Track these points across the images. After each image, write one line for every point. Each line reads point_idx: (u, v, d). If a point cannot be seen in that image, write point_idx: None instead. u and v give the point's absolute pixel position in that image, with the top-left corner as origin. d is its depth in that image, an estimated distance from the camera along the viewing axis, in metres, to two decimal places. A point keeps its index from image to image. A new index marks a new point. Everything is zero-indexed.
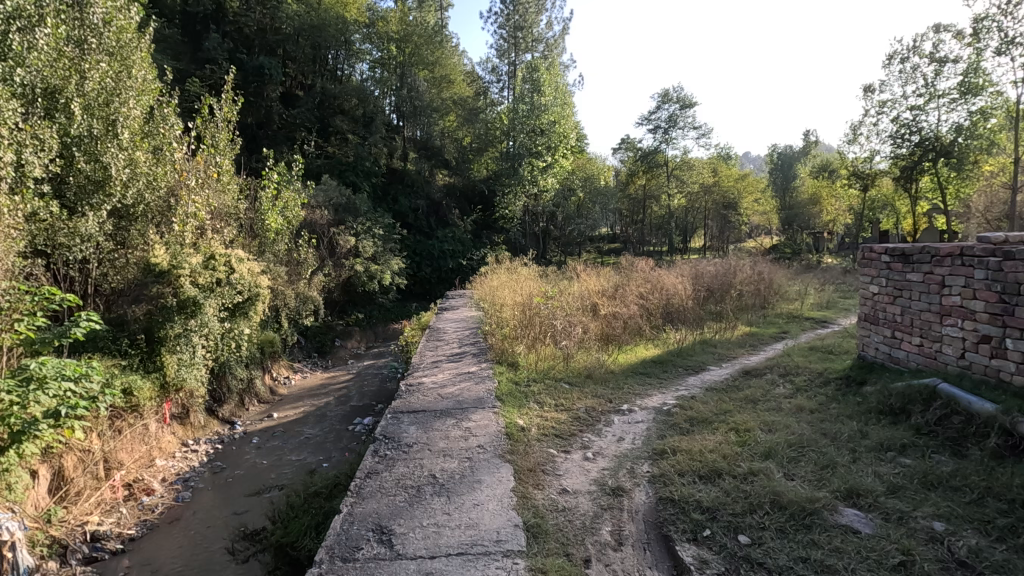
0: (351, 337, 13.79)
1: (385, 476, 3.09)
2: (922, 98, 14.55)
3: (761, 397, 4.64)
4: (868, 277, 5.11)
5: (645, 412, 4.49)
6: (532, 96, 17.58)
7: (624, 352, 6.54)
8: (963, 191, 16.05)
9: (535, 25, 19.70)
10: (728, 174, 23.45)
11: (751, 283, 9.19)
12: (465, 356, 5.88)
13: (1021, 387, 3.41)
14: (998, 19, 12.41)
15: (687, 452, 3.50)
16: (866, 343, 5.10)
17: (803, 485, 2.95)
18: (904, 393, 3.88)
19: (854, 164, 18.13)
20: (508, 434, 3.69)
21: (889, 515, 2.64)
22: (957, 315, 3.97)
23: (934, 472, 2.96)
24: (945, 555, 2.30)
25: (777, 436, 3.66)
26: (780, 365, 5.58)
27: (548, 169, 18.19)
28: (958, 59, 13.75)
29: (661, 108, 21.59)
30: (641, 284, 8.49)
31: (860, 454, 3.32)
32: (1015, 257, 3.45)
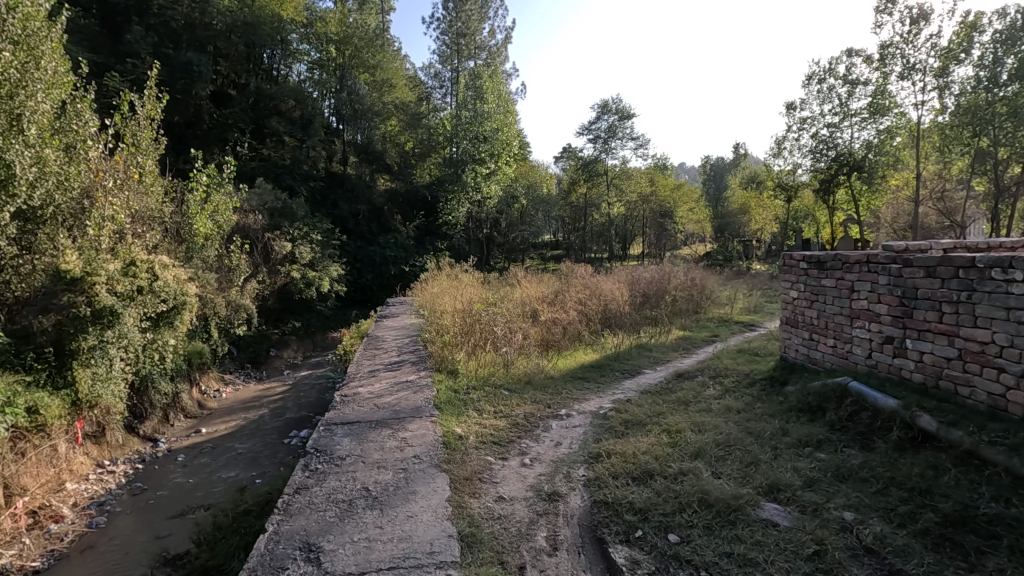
0: (288, 347, 13.27)
1: (315, 491, 2.97)
2: (837, 116, 15.70)
3: (693, 399, 4.82)
4: (788, 283, 5.42)
5: (582, 417, 4.56)
6: (475, 103, 17.64)
7: (563, 358, 6.64)
8: (874, 202, 17.40)
9: (478, 33, 19.81)
10: (664, 184, 24.36)
11: (684, 289, 9.60)
12: (403, 364, 5.78)
13: (919, 383, 3.71)
14: (901, 47, 13.59)
15: (621, 454, 3.58)
16: (787, 345, 5.40)
17: (729, 482, 3.08)
18: (819, 392, 4.14)
19: (779, 176, 19.21)
20: (445, 442, 3.65)
21: (805, 507, 2.79)
22: (865, 318, 4.28)
23: (845, 465, 3.16)
24: (854, 543, 2.46)
25: (707, 436, 3.80)
26: (710, 367, 5.82)
27: (491, 176, 18.29)
28: (868, 82, 14.93)
29: (601, 119, 22.18)
30: (581, 290, 8.65)
31: (781, 450, 3.51)
32: (913, 264, 3.76)
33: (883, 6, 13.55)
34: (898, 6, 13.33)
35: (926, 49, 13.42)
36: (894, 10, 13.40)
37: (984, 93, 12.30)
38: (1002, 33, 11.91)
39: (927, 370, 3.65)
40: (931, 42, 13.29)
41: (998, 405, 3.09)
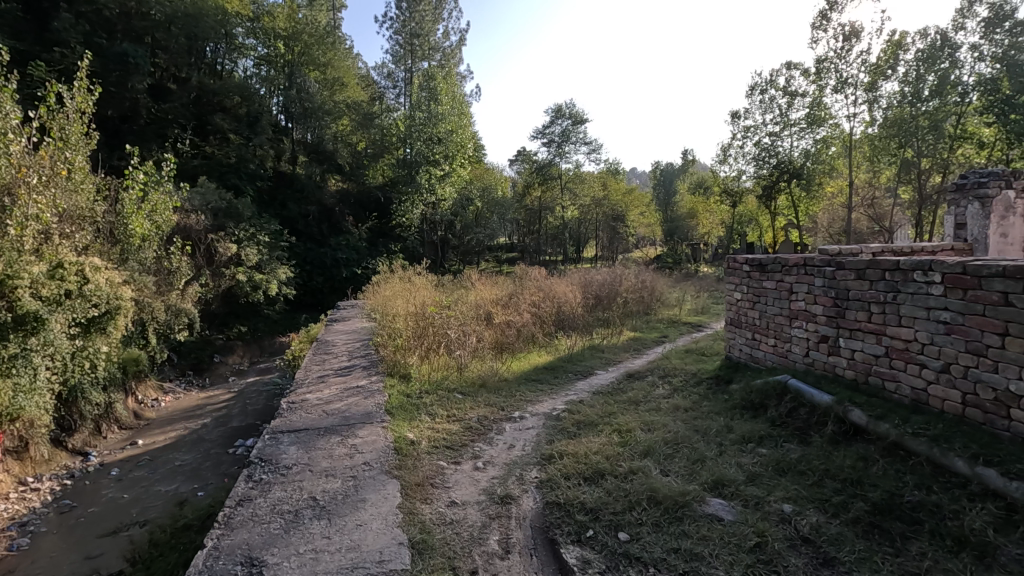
0: (233, 353, 12.75)
1: (259, 503, 2.85)
2: (778, 126, 16.45)
3: (643, 399, 4.92)
4: (732, 285, 5.62)
5: (536, 418, 4.60)
6: (429, 104, 17.48)
7: (517, 360, 6.67)
8: (811, 208, 18.33)
9: (432, 34, 19.66)
10: (617, 188, 24.86)
11: (635, 291, 9.83)
12: (354, 369, 5.65)
13: (851, 380, 3.93)
14: (835, 62, 14.38)
15: (574, 455, 3.62)
16: (732, 344, 5.61)
17: (676, 479, 3.17)
18: (761, 389, 4.32)
19: (724, 182, 19.90)
20: (397, 448, 3.58)
21: (748, 501, 2.90)
22: (803, 318, 4.49)
23: (785, 459, 3.31)
24: (792, 534, 2.57)
25: (656, 435, 3.90)
26: (659, 367, 5.97)
27: (446, 177, 18.19)
28: (805, 94, 15.73)
29: (555, 123, 22.46)
30: (534, 292, 8.72)
31: (726, 447, 3.63)
32: (845, 267, 3.98)
33: (818, 23, 14.32)
34: (832, 23, 14.12)
35: (857, 65, 14.26)
36: (829, 27, 14.18)
37: (909, 107, 13.20)
38: (924, 52, 12.79)
39: (858, 367, 3.86)
40: (862, 58, 14.13)
41: (921, 398, 3.31)
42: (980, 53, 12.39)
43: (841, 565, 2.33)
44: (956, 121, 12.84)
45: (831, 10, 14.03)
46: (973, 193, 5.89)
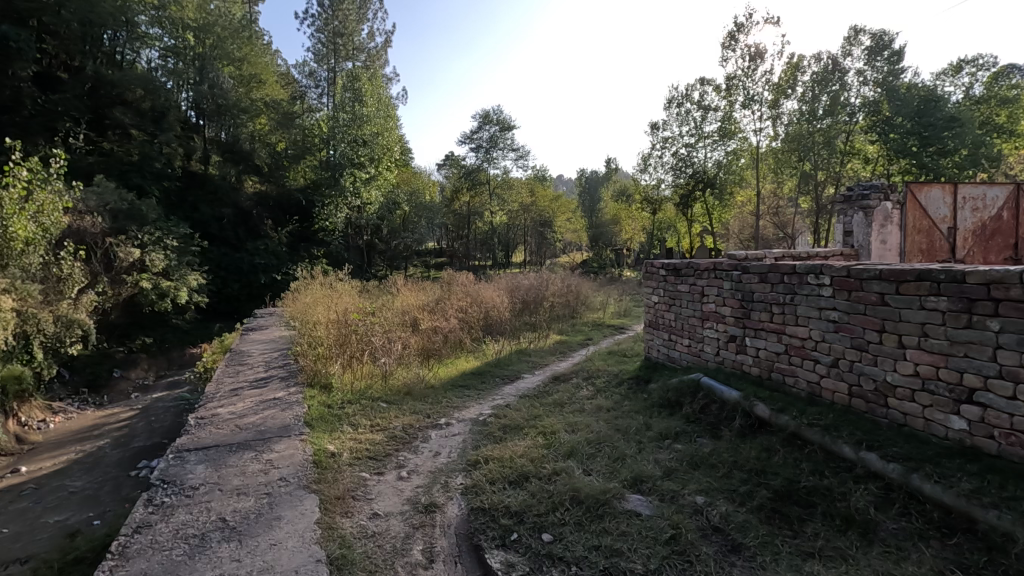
0: (137, 366, 11.74)
1: (159, 528, 2.63)
2: (693, 137, 17.42)
3: (567, 401, 5.03)
4: (650, 288, 5.87)
5: (462, 424, 4.58)
6: (353, 106, 17.03)
7: (444, 366, 6.61)
8: (724, 216, 19.46)
9: (356, 34, 19.20)
10: (544, 195, 25.33)
11: (560, 295, 10.03)
12: (271, 381, 5.37)
13: (756, 375, 4.22)
14: (742, 80, 15.47)
15: (499, 459, 3.63)
16: (651, 345, 5.85)
17: (598, 478, 3.26)
18: (677, 388, 4.54)
19: (645, 190, 20.60)
20: (316, 460, 3.45)
21: (664, 496, 3.03)
22: (713, 319, 4.76)
23: (698, 453, 3.49)
24: (704, 524, 2.72)
25: (579, 435, 4.00)
26: (583, 369, 6.13)
27: (372, 181, 17.79)
28: (717, 108, 16.75)
29: (483, 128, 22.59)
30: (461, 298, 8.69)
31: (644, 444, 3.79)
32: (749, 271, 4.27)
33: (727, 42, 15.32)
34: (739, 43, 15.15)
35: (761, 83, 15.38)
36: (737, 47, 15.21)
37: (806, 124, 14.39)
38: (818, 74, 14.02)
39: (762, 363, 4.15)
40: (766, 78, 15.29)
41: (815, 391, 3.62)
42: (865, 77, 13.77)
43: (748, 550, 2.48)
44: (845, 139, 14.36)
45: (738, 32, 15.08)
46: (858, 204, 6.53)
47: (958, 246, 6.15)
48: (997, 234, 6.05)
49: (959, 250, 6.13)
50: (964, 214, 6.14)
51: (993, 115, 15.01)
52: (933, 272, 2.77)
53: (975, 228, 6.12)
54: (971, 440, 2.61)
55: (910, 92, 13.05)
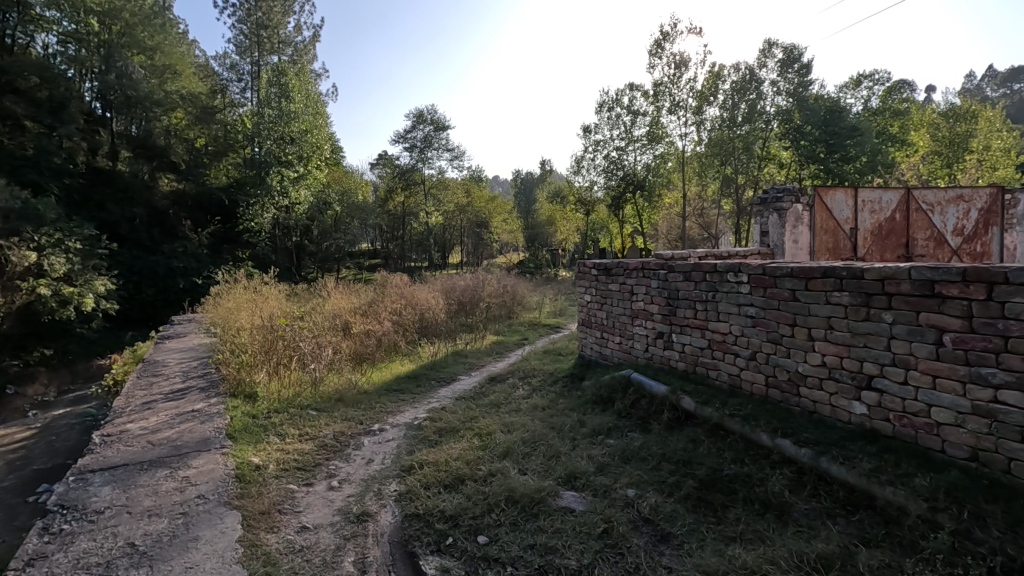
0: (34, 381, 10.67)
1: (55, 559, 2.39)
2: (623, 141, 17.97)
3: (504, 401, 5.05)
4: (582, 287, 5.98)
5: (397, 429, 4.49)
6: (279, 101, 16.33)
7: (377, 370, 6.45)
8: (653, 217, 20.21)
9: (282, 26, 18.38)
10: (479, 195, 25.29)
11: (497, 296, 10.04)
12: (189, 392, 5.04)
13: (682, 369, 4.40)
14: (669, 87, 16.15)
15: (434, 463, 3.58)
16: (584, 344, 5.98)
17: (533, 477, 3.28)
18: (608, 385, 4.66)
19: (579, 192, 20.97)
20: (238, 475, 3.26)
21: (596, 491, 3.10)
22: (642, 317, 4.93)
23: (629, 448, 3.59)
24: (635, 516, 2.80)
25: (514, 435, 4.02)
26: (519, 369, 6.16)
27: (301, 180, 17.16)
28: (646, 113, 17.36)
29: (417, 128, 22.30)
30: (395, 300, 8.52)
31: (579, 441, 3.85)
32: (674, 270, 4.45)
33: (654, 50, 15.94)
34: (665, 51, 15.79)
35: (686, 90, 16.13)
36: (663, 55, 15.85)
37: (727, 130, 15.16)
38: (737, 83, 14.85)
39: (687, 358, 4.34)
40: (690, 85, 16.03)
41: (735, 383, 3.82)
42: (778, 87, 14.76)
43: (675, 539, 2.58)
44: (762, 145, 15.33)
45: (664, 40, 15.72)
46: (773, 206, 6.98)
47: (860, 244, 6.76)
48: (891, 233, 6.69)
49: (861, 248, 6.74)
50: (864, 215, 6.72)
51: (887, 126, 16.48)
52: (836, 270, 3.00)
53: (874, 228, 6.73)
54: (871, 423, 2.84)
55: (818, 104, 14.17)
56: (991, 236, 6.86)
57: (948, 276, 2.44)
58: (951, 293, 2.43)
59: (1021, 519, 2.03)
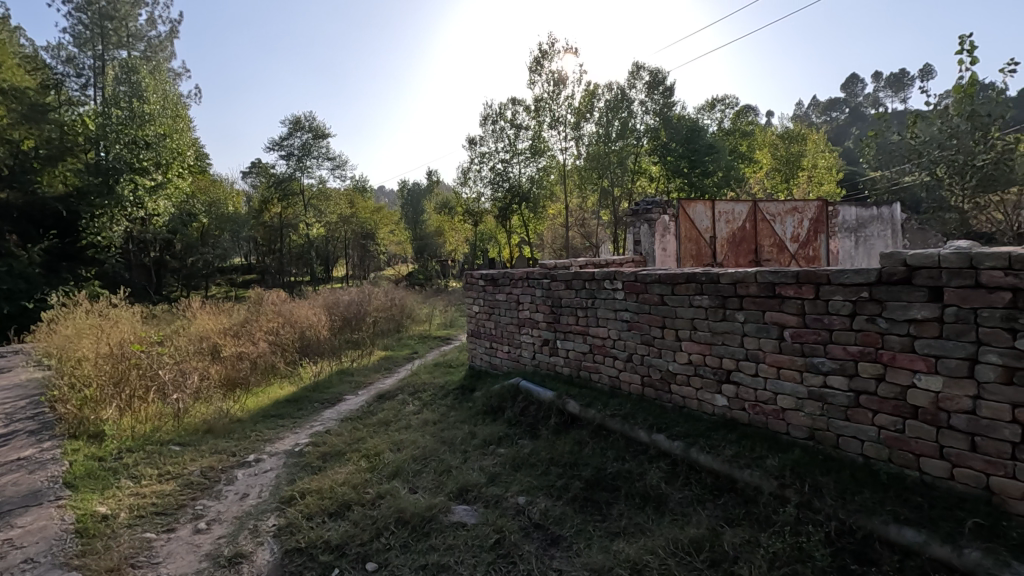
0: None
1: None
2: (508, 154, 18.31)
3: (393, 418, 4.89)
4: (470, 298, 5.98)
5: (276, 458, 4.16)
6: (130, 101, 14.51)
7: (253, 396, 5.95)
8: (538, 227, 20.83)
9: (131, 18, 16.47)
10: (364, 206, 24.48)
11: (384, 310, 9.71)
12: (14, 438, 4.27)
13: (568, 373, 4.57)
14: (549, 102, 16.85)
15: (318, 491, 3.37)
16: (474, 354, 5.99)
17: (424, 494, 3.22)
18: (498, 394, 4.70)
19: (466, 203, 20.83)
20: (78, 530, 2.85)
21: (488, 502, 3.10)
22: (529, 325, 5.05)
23: (518, 455, 3.64)
24: (526, 523, 2.84)
25: (404, 453, 3.91)
26: (409, 384, 6.02)
27: (159, 189, 15.50)
28: (528, 128, 17.92)
29: (293, 135, 21.10)
30: (272, 319, 7.94)
31: (470, 453, 3.84)
32: (557, 279, 4.62)
33: (534, 67, 16.55)
34: (545, 68, 16.46)
35: (565, 107, 16.94)
36: (543, 72, 16.50)
37: (604, 145, 16.06)
38: (611, 102, 15.83)
39: (572, 362, 4.51)
40: (568, 102, 16.87)
41: (615, 384, 4.04)
42: (646, 107, 16.02)
43: (565, 540, 2.66)
44: (635, 160, 16.63)
45: (543, 58, 16.40)
46: (644, 217, 7.45)
47: (717, 251, 7.45)
48: (743, 241, 7.53)
49: (719, 255, 7.43)
50: (720, 225, 7.45)
51: (737, 145, 18.56)
52: (696, 275, 3.29)
53: (728, 236, 7.49)
54: (730, 413, 3.15)
55: (681, 123, 15.76)
56: (819, 242, 8.07)
57: (785, 279, 2.79)
58: (789, 293, 2.77)
59: (847, 486, 2.36)
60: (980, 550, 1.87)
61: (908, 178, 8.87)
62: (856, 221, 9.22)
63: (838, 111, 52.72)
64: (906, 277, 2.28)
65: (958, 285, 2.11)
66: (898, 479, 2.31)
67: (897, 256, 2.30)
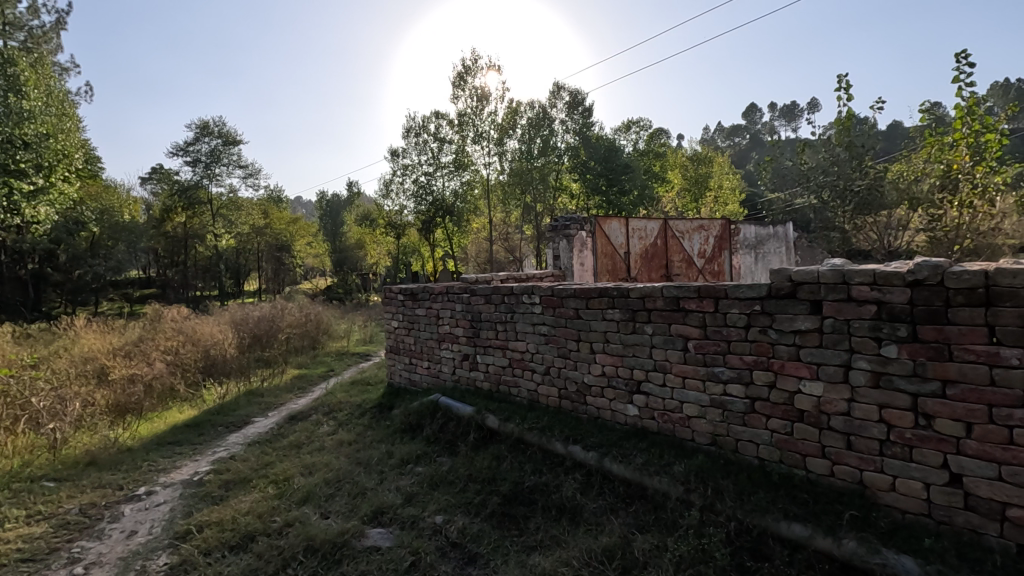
0: None
1: None
2: (431, 166, 18.14)
3: (305, 441, 4.66)
4: (389, 313, 5.85)
5: (170, 489, 3.83)
6: (4, 95, 12.16)
7: (146, 423, 5.44)
8: (462, 241, 20.74)
9: (9, 6, 14.83)
10: (278, 216, 23.39)
11: (298, 325, 9.21)
12: None
13: (487, 389, 4.57)
14: (472, 117, 17.00)
15: (218, 523, 3.13)
16: (393, 370, 5.85)
17: (336, 520, 3.08)
18: (417, 411, 4.61)
19: (388, 216, 20.35)
20: None
21: (404, 523, 3.02)
22: (449, 340, 5.01)
23: (437, 473, 3.58)
24: (443, 542, 2.79)
25: (316, 477, 3.74)
26: (324, 404, 5.75)
27: (39, 194, 13.64)
28: (451, 141, 17.91)
29: (200, 140, 19.89)
30: (170, 338, 7.32)
31: (386, 473, 3.73)
32: (477, 294, 4.61)
33: (457, 82, 16.65)
34: (468, 84, 16.61)
35: (488, 122, 17.17)
36: (466, 88, 16.63)
37: (526, 162, 16.37)
38: (532, 119, 16.21)
39: (491, 377, 4.52)
40: (491, 118, 17.12)
41: (534, 398, 4.09)
42: (567, 126, 16.64)
43: (481, 558, 2.64)
44: (556, 176, 17.15)
45: (467, 74, 16.54)
46: (562, 233, 7.31)
47: (631, 266, 7.75)
48: (654, 256, 7.92)
49: (633, 270, 7.75)
50: (634, 241, 7.77)
51: (651, 165, 19.61)
52: (608, 290, 3.42)
53: (641, 252, 7.82)
54: (641, 422, 3.27)
55: (599, 142, 16.49)
56: (722, 257, 8.71)
57: (688, 293, 2.95)
58: (692, 307, 2.94)
59: (744, 488, 2.52)
60: (856, 540, 2.06)
61: (798, 201, 9.70)
62: (754, 238, 9.93)
63: (739, 137, 57.13)
64: (791, 291, 2.49)
65: (834, 298, 2.33)
66: (788, 479, 2.50)
67: (784, 273, 2.51)
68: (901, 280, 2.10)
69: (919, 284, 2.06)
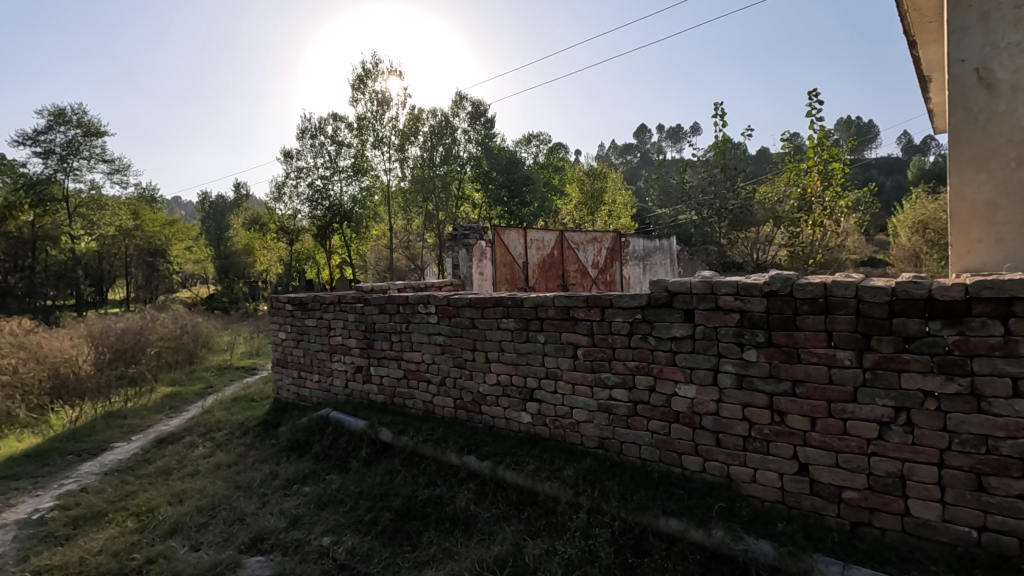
0: None
1: None
2: (328, 170, 17.38)
3: (176, 465, 4.23)
4: (276, 324, 5.50)
5: (1, 532, 3.30)
6: None
7: None
8: (361, 247, 20.03)
9: None
10: (151, 219, 21.25)
11: (172, 339, 8.32)
12: None
13: (381, 402, 4.43)
14: (371, 121, 16.55)
15: (60, 567, 2.74)
16: (280, 386, 5.51)
17: (208, 551, 2.82)
18: (305, 428, 4.35)
19: (280, 220, 19.16)
20: None
21: (287, 548, 2.83)
22: (341, 352, 4.80)
23: (326, 492, 3.40)
24: (330, 565, 2.66)
25: (186, 504, 3.40)
26: (200, 425, 5.25)
27: None
28: (350, 145, 17.30)
29: (54, 129, 17.52)
30: (7, 355, 6.32)
31: (269, 496, 3.48)
32: (371, 303, 4.46)
33: (356, 85, 16.16)
34: (368, 88, 16.19)
35: (388, 128, 16.83)
36: (366, 91, 16.20)
37: (427, 169, 16.12)
38: (434, 127, 16.07)
39: (385, 390, 4.39)
40: (392, 123, 16.79)
41: (429, 409, 4.03)
42: (469, 136, 16.73)
43: None
44: (458, 185, 17.18)
45: (367, 77, 16.11)
46: (461, 242, 7.29)
47: (529, 276, 7.91)
48: (551, 266, 8.17)
49: (531, 280, 7.91)
50: (532, 251, 7.94)
51: (550, 178, 20.30)
52: (503, 299, 3.47)
53: (539, 262, 8.02)
54: (534, 429, 3.34)
55: (501, 154, 16.82)
56: (614, 268, 9.22)
57: (577, 302, 3.07)
58: (580, 316, 3.06)
59: (627, 487, 2.66)
60: (722, 529, 2.24)
61: (681, 216, 10.47)
62: (643, 251, 10.57)
63: (630, 155, 61.06)
64: (668, 301, 2.67)
65: (704, 307, 2.53)
66: (665, 476, 2.68)
67: (661, 284, 2.69)
68: (759, 291, 2.34)
69: (773, 295, 2.31)
